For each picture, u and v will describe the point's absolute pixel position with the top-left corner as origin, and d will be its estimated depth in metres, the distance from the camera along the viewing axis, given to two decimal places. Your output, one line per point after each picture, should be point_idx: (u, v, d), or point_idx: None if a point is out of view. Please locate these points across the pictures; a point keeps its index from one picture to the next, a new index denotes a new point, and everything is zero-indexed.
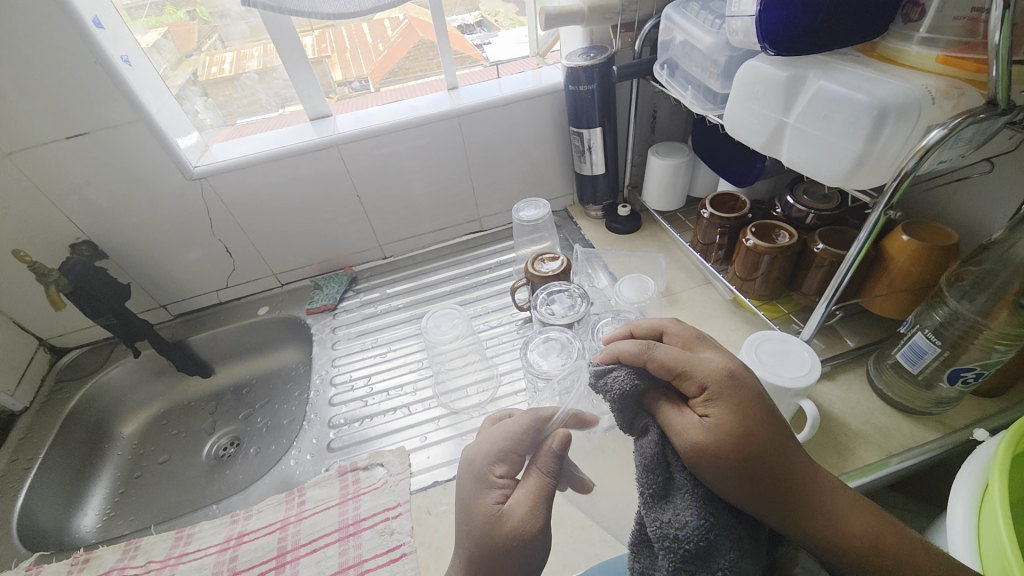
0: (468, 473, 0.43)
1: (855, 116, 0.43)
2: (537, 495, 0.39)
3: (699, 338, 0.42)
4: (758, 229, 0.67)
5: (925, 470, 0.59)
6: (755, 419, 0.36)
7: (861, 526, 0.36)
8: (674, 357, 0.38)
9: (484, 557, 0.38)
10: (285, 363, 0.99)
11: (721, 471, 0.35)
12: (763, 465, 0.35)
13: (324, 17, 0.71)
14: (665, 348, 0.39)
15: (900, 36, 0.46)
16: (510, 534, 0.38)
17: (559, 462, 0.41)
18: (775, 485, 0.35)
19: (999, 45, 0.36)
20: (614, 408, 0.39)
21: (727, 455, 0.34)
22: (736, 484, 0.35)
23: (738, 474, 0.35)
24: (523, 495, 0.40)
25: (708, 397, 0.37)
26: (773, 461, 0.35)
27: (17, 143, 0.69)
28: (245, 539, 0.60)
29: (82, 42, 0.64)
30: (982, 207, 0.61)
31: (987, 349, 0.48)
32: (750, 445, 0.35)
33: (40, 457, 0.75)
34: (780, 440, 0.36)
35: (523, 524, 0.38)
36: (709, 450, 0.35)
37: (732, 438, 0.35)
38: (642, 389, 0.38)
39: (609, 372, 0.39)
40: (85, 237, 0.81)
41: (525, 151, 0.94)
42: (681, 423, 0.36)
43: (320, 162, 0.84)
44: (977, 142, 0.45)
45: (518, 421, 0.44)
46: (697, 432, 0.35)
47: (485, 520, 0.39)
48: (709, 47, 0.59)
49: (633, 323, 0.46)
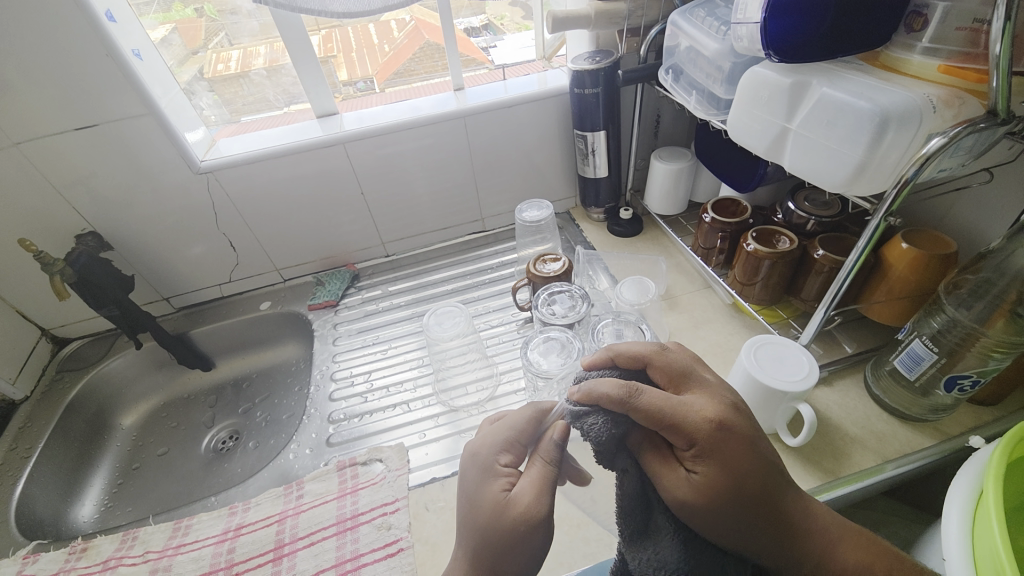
0: (473, 464, 0.43)
1: (858, 123, 0.43)
2: (541, 482, 0.40)
3: (684, 374, 0.41)
4: (758, 234, 0.68)
5: (921, 476, 0.60)
6: (746, 469, 0.36)
7: (855, 558, 0.37)
8: (661, 407, 0.37)
9: (489, 544, 0.38)
10: (286, 359, 1.00)
11: (703, 517, 0.36)
12: (751, 509, 0.36)
13: (334, 16, 0.72)
14: (651, 396, 0.37)
15: (904, 45, 0.47)
16: (516, 519, 0.38)
17: (561, 451, 0.42)
18: (767, 524, 0.36)
19: (1000, 55, 0.36)
20: (596, 449, 0.39)
21: (712, 507, 0.36)
22: (716, 528, 0.36)
23: (724, 517, 0.36)
24: (527, 483, 0.40)
25: (696, 453, 0.36)
26: (763, 502, 0.36)
27: (26, 132, 0.70)
28: (244, 531, 0.61)
29: (94, 34, 0.65)
30: (981, 216, 0.61)
31: (983, 357, 0.49)
32: (739, 495, 0.36)
33: (39, 446, 0.76)
34: (771, 479, 0.37)
35: (527, 508, 0.38)
36: (693, 503, 0.36)
37: (717, 495, 0.35)
38: (625, 434, 0.38)
39: (590, 418, 0.38)
40: (91, 228, 0.82)
41: (529, 153, 0.95)
42: (669, 478, 0.37)
43: (326, 159, 0.84)
44: (977, 151, 0.45)
45: (520, 415, 0.45)
46: (682, 488, 0.36)
47: (490, 509, 0.39)
48: (714, 53, 0.59)
49: (614, 347, 0.44)
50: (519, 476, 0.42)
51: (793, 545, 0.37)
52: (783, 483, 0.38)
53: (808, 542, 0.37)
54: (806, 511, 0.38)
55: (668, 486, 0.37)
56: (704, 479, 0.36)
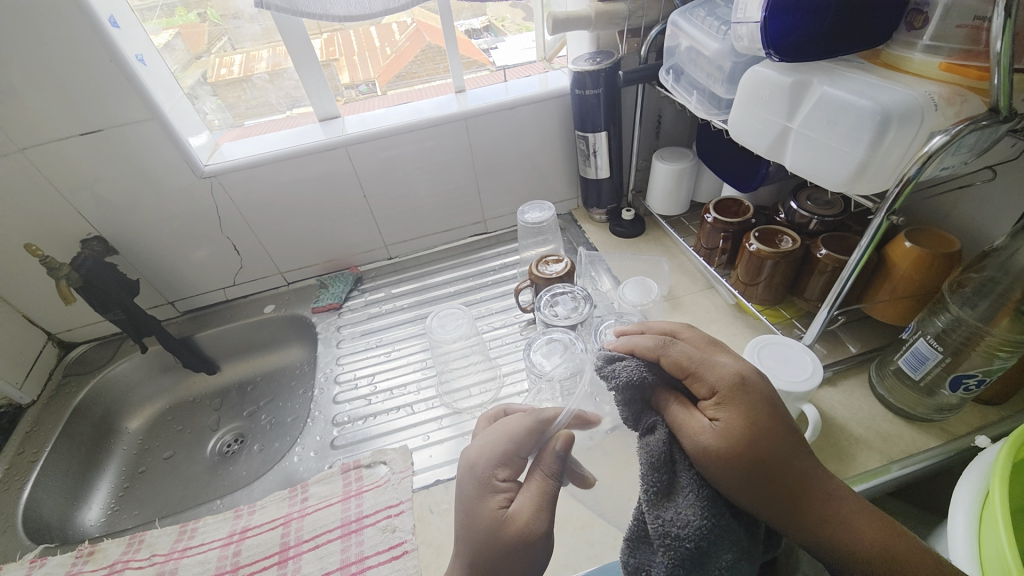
0: (470, 477, 0.43)
1: (860, 122, 0.43)
2: (542, 496, 0.40)
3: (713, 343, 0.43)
4: (761, 234, 0.68)
5: (927, 476, 0.59)
6: (764, 424, 0.37)
7: (874, 536, 0.36)
8: (688, 356, 0.40)
9: (490, 561, 0.39)
10: (290, 361, 1.00)
11: (723, 470, 0.36)
12: (772, 466, 0.36)
13: (335, 20, 0.72)
14: (679, 348, 0.41)
15: (905, 44, 0.47)
16: (515, 538, 0.39)
17: (561, 464, 0.42)
18: (788, 487, 0.36)
19: (1001, 53, 0.36)
20: (619, 398, 0.39)
21: (732, 457, 0.36)
22: (740, 484, 0.36)
23: (744, 473, 0.36)
24: (527, 496, 0.40)
25: (717, 401, 0.38)
26: (784, 463, 0.36)
27: (32, 139, 0.71)
28: (249, 534, 0.61)
29: (98, 41, 0.66)
30: (985, 214, 0.61)
31: (989, 356, 0.49)
32: (756, 450, 0.36)
33: (46, 450, 0.76)
34: (791, 443, 0.38)
35: (527, 525, 0.39)
36: (715, 452, 0.36)
37: (740, 442, 0.36)
38: (652, 384, 0.39)
39: (620, 361, 0.40)
40: (96, 233, 0.83)
41: (531, 154, 0.95)
42: (690, 426, 0.37)
43: (328, 163, 0.85)
44: (980, 149, 0.45)
45: (519, 424, 0.43)
46: (707, 435, 0.36)
47: (489, 525, 0.40)
48: (715, 53, 0.59)
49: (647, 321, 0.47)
50: (518, 489, 0.42)
51: (809, 518, 0.37)
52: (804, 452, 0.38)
53: (825, 516, 0.37)
54: (824, 484, 0.38)
55: (693, 434, 0.37)
56: (725, 426, 0.37)
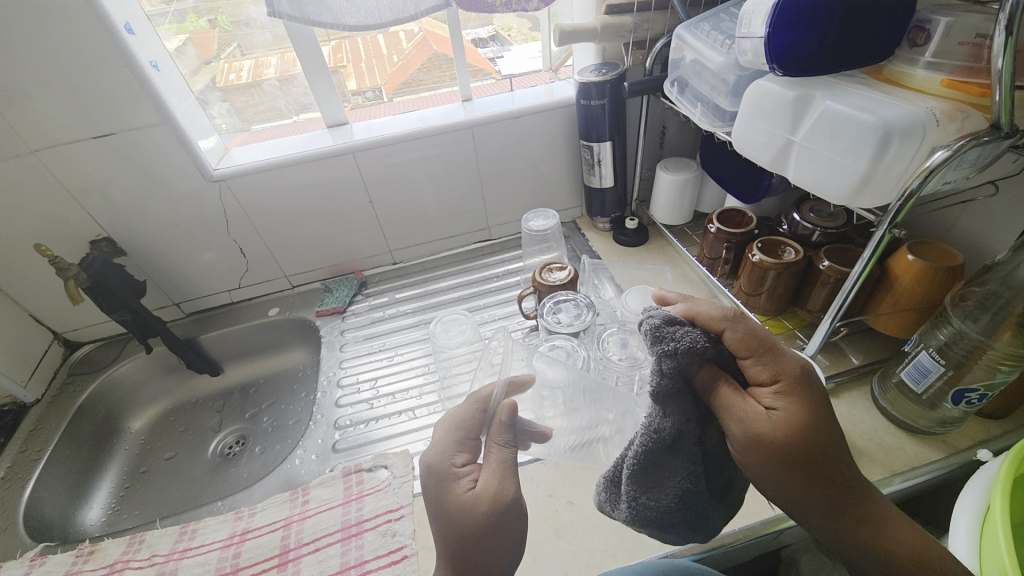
0: (431, 475, 0.43)
1: (861, 136, 0.44)
2: (502, 465, 0.42)
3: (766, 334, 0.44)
4: (764, 245, 0.68)
5: (930, 491, 0.59)
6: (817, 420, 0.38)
7: (910, 538, 0.37)
8: (753, 338, 0.40)
9: (467, 541, 0.39)
10: (293, 365, 1.01)
11: (762, 453, 0.38)
12: (816, 461, 0.37)
13: (345, 28, 0.74)
14: (751, 327, 0.41)
15: (907, 60, 0.47)
16: (482, 510, 0.39)
17: (510, 431, 0.43)
18: (827, 481, 0.38)
19: (1003, 70, 0.37)
20: (667, 364, 0.38)
21: (777, 447, 0.37)
22: (774, 470, 0.37)
23: (790, 464, 0.37)
24: (488, 469, 0.42)
25: (777, 390, 0.39)
26: (829, 459, 0.38)
27: (45, 140, 0.72)
28: (249, 536, 0.61)
29: (113, 46, 0.67)
30: (988, 228, 0.62)
31: (991, 370, 0.49)
32: (810, 448, 0.37)
33: (49, 449, 0.77)
34: (838, 440, 0.39)
35: (492, 496, 0.40)
36: (767, 437, 0.37)
37: (795, 433, 0.37)
38: (704, 362, 0.38)
39: (682, 326, 0.39)
40: (105, 234, 0.84)
41: (535, 163, 0.96)
42: (742, 410, 0.38)
43: (335, 169, 0.86)
44: (982, 164, 0.46)
45: (462, 410, 0.45)
46: (763, 421, 0.37)
47: (460, 510, 0.40)
48: (719, 66, 0.60)
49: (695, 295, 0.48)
50: (480, 470, 0.43)
51: (854, 517, 0.38)
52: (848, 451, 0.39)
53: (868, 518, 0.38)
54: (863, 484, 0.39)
55: (749, 419, 0.38)
56: (782, 415, 0.38)
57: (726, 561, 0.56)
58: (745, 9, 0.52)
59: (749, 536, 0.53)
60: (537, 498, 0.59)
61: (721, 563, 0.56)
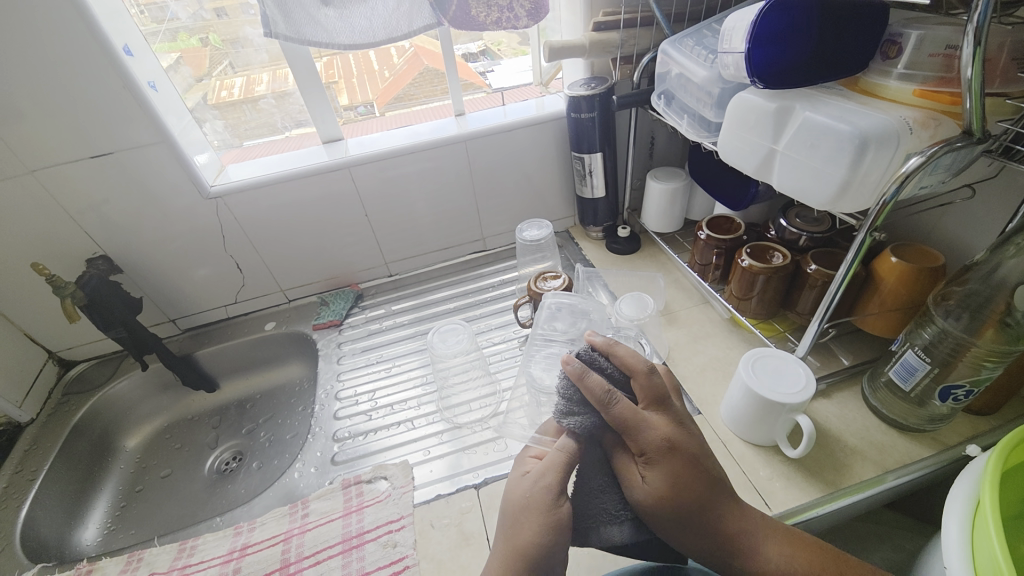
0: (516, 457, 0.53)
1: (839, 145, 0.46)
2: (554, 471, 0.46)
3: (663, 398, 0.48)
4: (752, 250, 0.70)
5: (924, 487, 0.60)
6: (687, 484, 0.44)
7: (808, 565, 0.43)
8: (627, 415, 0.45)
9: (509, 515, 0.45)
10: (289, 378, 1.01)
11: (654, 517, 0.45)
12: (702, 521, 0.44)
13: (340, 47, 0.76)
14: (625, 352, 0.49)
15: (880, 72, 0.50)
16: (526, 494, 0.46)
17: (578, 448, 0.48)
18: (707, 534, 0.44)
19: (972, 79, 0.39)
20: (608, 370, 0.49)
21: (661, 507, 0.45)
22: (677, 528, 0.45)
23: (664, 520, 0.45)
24: (542, 469, 0.47)
25: (646, 460, 0.45)
26: (700, 518, 0.44)
27: (41, 160, 0.72)
28: (249, 551, 0.61)
29: (112, 69, 0.68)
30: (968, 230, 0.64)
31: (976, 366, 0.50)
32: (678, 501, 0.44)
33: (44, 468, 0.76)
34: (709, 490, 0.45)
35: (536, 488, 0.46)
36: (647, 503, 0.45)
37: (665, 495, 0.44)
38: (619, 376, 0.49)
39: (606, 363, 0.49)
40: (102, 252, 0.84)
41: (528, 174, 0.97)
42: (630, 478, 0.46)
43: (332, 183, 0.87)
44: (956, 169, 0.48)
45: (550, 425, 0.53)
46: (639, 489, 0.45)
47: (517, 491, 0.47)
48: (703, 80, 0.63)
49: (614, 348, 0.50)
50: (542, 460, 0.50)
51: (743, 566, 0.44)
52: (727, 507, 0.45)
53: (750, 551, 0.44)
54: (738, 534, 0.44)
55: (629, 480, 0.46)
56: (653, 484, 0.45)
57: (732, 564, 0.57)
58: (726, 25, 0.54)
59: None
60: None
61: None
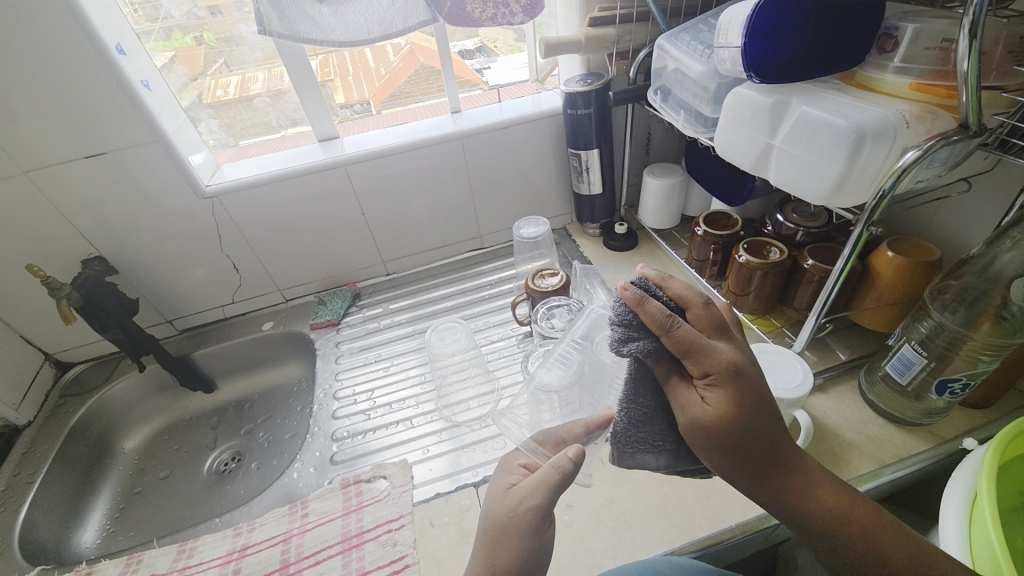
0: (500, 465, 0.53)
1: (836, 139, 0.46)
2: (540, 488, 0.44)
3: (720, 326, 0.44)
4: (749, 245, 0.70)
5: (921, 480, 0.60)
6: (749, 406, 0.41)
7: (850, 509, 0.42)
8: (692, 337, 0.41)
9: (490, 531, 0.45)
10: (287, 378, 1.01)
11: (708, 443, 0.41)
12: (756, 448, 0.41)
13: (335, 45, 0.75)
14: (676, 283, 0.45)
15: (877, 65, 0.50)
16: (511, 510, 0.44)
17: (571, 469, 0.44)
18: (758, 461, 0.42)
19: (968, 72, 0.39)
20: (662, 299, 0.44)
21: (720, 428, 0.40)
22: (730, 454, 0.41)
23: (718, 446, 0.41)
24: (527, 486, 0.45)
25: (709, 381, 0.41)
26: (756, 444, 0.41)
27: (34, 161, 0.72)
28: (248, 551, 0.61)
29: (104, 68, 0.68)
30: (965, 223, 0.64)
31: (972, 360, 0.50)
32: (739, 422, 0.40)
33: (42, 471, 0.76)
34: (767, 418, 0.42)
35: (522, 506, 0.44)
36: (704, 425, 0.41)
37: (728, 417, 0.40)
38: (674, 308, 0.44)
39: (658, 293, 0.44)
40: (97, 253, 0.83)
41: (525, 171, 0.97)
42: (686, 401, 0.41)
43: (328, 181, 0.87)
44: (952, 162, 0.48)
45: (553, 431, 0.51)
46: (698, 411, 0.41)
47: (503, 504, 0.46)
48: (700, 75, 0.63)
49: (667, 280, 0.46)
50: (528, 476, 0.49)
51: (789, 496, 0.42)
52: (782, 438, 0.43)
53: (802, 491, 0.42)
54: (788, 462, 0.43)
55: (685, 406, 0.42)
56: (716, 405, 0.40)
57: (728, 556, 0.58)
58: (722, 20, 0.54)
59: (745, 530, 0.54)
60: None
61: (718, 559, 0.57)
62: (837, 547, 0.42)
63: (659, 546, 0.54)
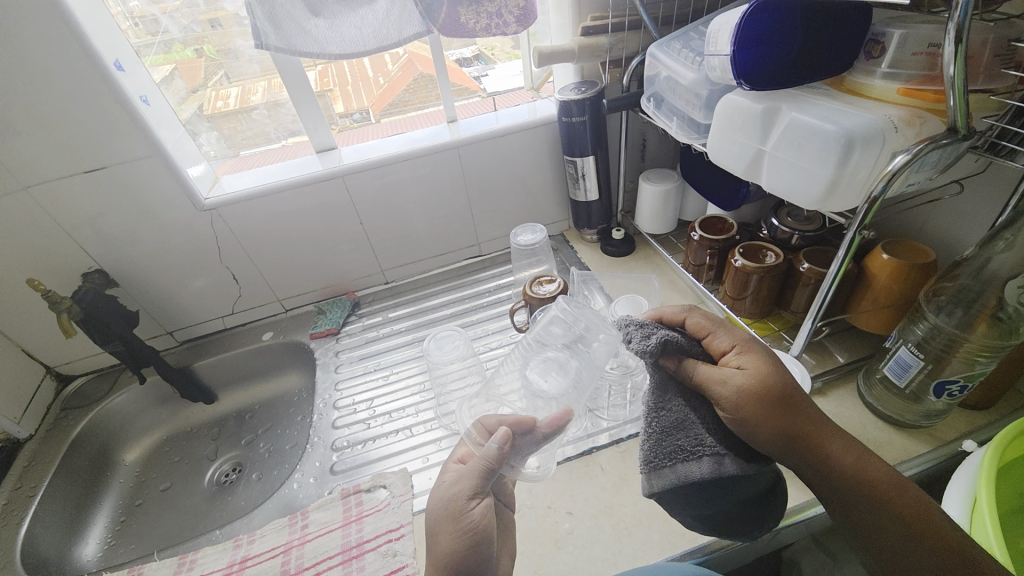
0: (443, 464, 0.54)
1: (826, 144, 0.46)
2: (466, 478, 0.47)
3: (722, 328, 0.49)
4: (745, 250, 0.70)
5: (922, 483, 0.60)
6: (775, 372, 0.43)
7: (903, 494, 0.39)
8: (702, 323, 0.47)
9: (430, 522, 0.46)
10: (289, 388, 1.01)
11: (757, 410, 0.41)
12: (801, 417, 0.41)
13: (331, 57, 0.76)
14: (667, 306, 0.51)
15: (865, 71, 0.50)
16: (441, 500, 0.47)
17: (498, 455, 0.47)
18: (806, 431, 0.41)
19: (955, 76, 0.39)
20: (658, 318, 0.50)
21: (761, 388, 0.41)
22: (781, 421, 0.40)
23: (769, 411, 0.40)
24: (456, 476, 0.48)
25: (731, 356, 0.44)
26: (798, 409, 0.41)
27: (34, 177, 0.72)
28: (249, 563, 0.61)
29: (105, 85, 0.69)
30: (958, 225, 0.64)
31: (969, 362, 0.50)
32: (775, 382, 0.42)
33: (43, 485, 0.76)
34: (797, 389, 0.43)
35: (451, 495, 0.47)
36: (748, 388, 0.41)
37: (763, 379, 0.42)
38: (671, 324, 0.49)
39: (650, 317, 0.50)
40: (97, 266, 0.84)
41: (522, 179, 0.98)
42: (723, 375, 0.42)
43: (326, 192, 0.88)
44: (943, 165, 0.48)
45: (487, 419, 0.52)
46: (737, 377, 0.42)
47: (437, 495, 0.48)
48: (692, 82, 0.63)
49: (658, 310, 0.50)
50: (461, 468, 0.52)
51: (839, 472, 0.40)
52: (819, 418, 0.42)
53: (851, 468, 0.40)
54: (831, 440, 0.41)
55: (724, 377, 0.42)
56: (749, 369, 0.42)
57: (730, 563, 0.57)
58: (712, 28, 0.55)
59: None
60: (535, 510, 0.60)
61: (720, 565, 0.57)
62: (906, 537, 0.38)
63: (660, 553, 0.54)
